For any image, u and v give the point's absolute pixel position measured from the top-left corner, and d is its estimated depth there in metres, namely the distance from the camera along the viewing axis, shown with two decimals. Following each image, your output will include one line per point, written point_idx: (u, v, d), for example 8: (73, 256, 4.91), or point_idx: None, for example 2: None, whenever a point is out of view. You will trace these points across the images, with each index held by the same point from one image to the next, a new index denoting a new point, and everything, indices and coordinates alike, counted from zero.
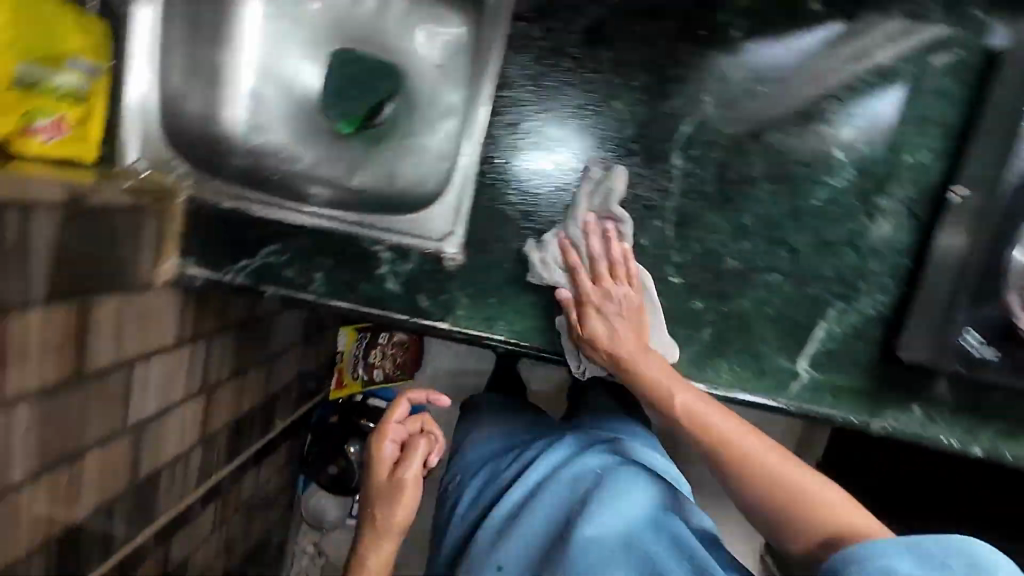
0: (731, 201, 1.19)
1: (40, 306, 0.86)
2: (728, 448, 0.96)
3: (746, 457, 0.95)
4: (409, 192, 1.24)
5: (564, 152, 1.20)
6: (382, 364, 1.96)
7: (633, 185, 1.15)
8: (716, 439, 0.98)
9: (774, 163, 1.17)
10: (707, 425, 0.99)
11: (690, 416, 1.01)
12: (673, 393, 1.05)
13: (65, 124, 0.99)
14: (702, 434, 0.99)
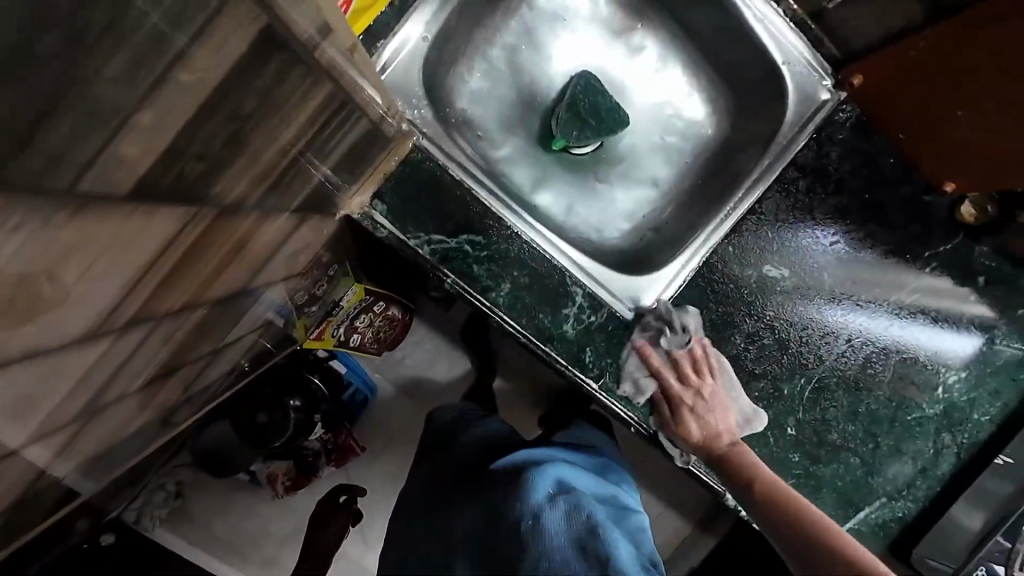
0: (907, 404, 0.90)
1: (230, 204, 0.38)
2: (832, 545, 0.64)
3: (825, 531, 0.65)
4: (551, 213, 0.94)
5: (652, 253, 0.89)
6: (360, 332, 1.07)
7: (781, 320, 0.84)
8: (822, 543, 0.64)
9: (857, 337, 0.87)
10: (801, 512, 0.68)
11: (816, 530, 0.65)
12: (772, 484, 0.73)
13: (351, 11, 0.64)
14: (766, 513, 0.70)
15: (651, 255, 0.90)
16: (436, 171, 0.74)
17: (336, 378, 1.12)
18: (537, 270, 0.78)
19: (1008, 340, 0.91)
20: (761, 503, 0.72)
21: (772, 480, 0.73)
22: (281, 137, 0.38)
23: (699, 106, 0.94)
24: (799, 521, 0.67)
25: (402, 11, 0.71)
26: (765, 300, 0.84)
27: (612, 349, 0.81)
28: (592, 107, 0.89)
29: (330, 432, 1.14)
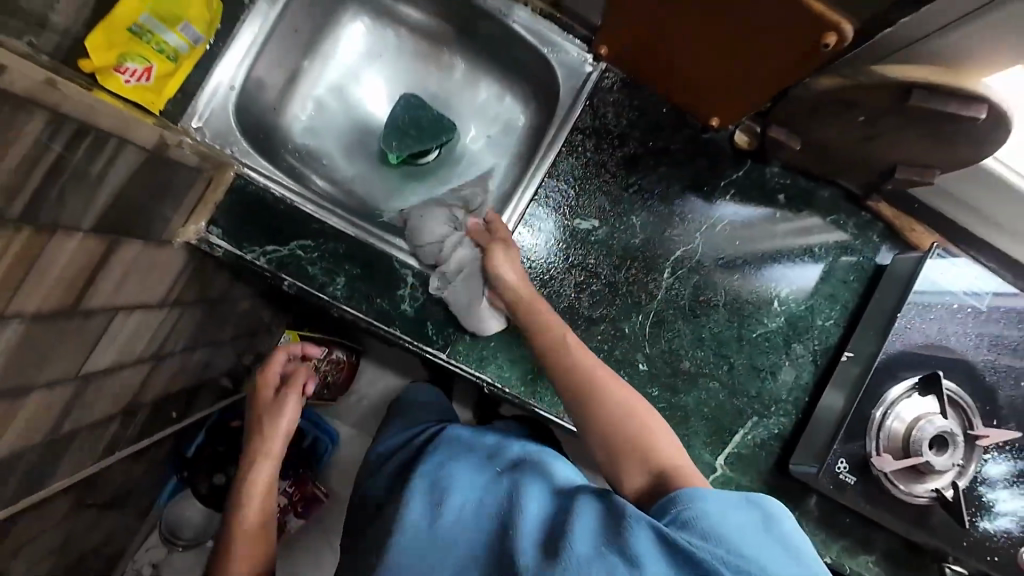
0: (750, 322, 0.96)
1: None
2: (622, 431, 0.68)
3: (652, 443, 0.66)
4: None
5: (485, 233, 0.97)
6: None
7: (603, 266, 0.92)
8: (629, 442, 0.67)
9: (683, 269, 0.95)
10: (621, 400, 0.70)
11: (614, 402, 0.70)
12: (595, 385, 0.72)
13: (153, 80, 0.77)
14: (587, 414, 0.71)
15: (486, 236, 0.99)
16: (260, 194, 0.86)
17: (292, 427, 1.27)
18: (369, 263, 0.88)
19: (845, 254, 0.98)
20: (586, 385, 0.73)
21: (576, 368, 0.74)
22: (15, 155, 0.49)
23: (512, 104, 1.07)
24: (596, 408, 0.70)
25: (206, 69, 0.85)
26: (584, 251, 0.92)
27: (451, 319, 0.89)
28: (411, 121, 1.02)
29: (292, 485, 1.26)
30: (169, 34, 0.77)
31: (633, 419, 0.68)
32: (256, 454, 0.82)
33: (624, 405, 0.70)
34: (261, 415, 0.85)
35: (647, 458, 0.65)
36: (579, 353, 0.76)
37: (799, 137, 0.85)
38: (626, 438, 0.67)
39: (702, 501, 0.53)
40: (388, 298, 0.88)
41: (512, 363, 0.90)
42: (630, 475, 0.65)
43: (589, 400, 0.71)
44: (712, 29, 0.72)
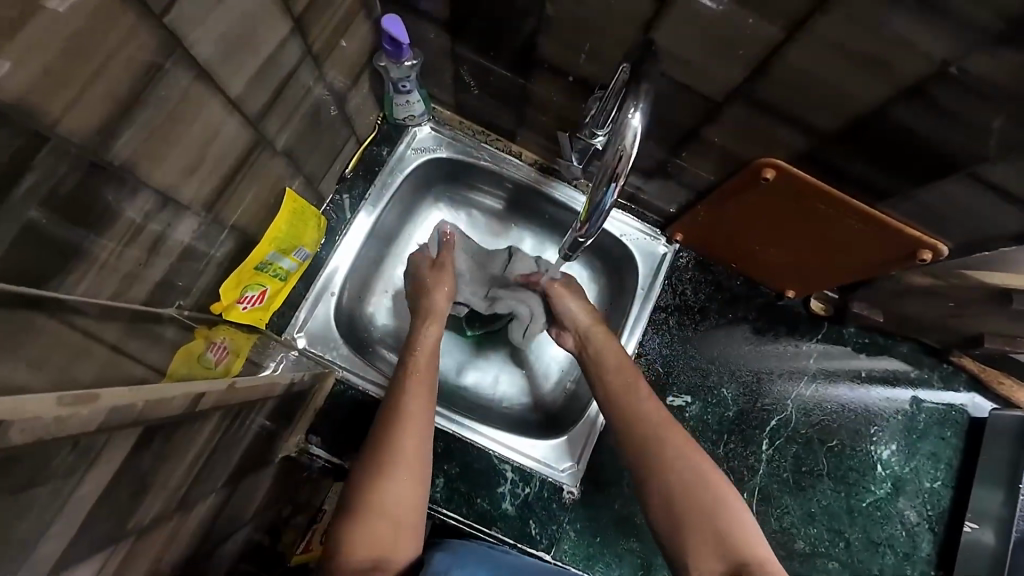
0: (857, 489, 0.92)
1: (150, 524, 0.47)
2: (699, 509, 0.66)
3: (731, 527, 0.64)
4: (480, 389, 1.05)
5: (575, 411, 0.96)
6: None
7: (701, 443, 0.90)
8: (706, 522, 0.65)
9: (780, 439, 0.92)
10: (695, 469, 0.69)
11: (686, 474, 0.68)
12: (665, 443, 0.72)
13: (264, 301, 0.81)
14: (661, 475, 0.69)
15: (572, 409, 0.99)
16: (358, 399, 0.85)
17: None
18: (469, 460, 0.85)
19: (926, 397, 0.97)
20: (663, 450, 0.71)
21: (652, 428, 0.73)
22: (187, 459, 0.48)
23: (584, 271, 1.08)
24: (676, 475, 0.69)
25: (306, 277, 0.89)
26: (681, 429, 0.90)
27: (553, 514, 0.85)
28: None
29: None
30: (285, 259, 0.81)
31: (707, 493, 0.66)
32: (395, 460, 0.67)
33: (709, 487, 0.67)
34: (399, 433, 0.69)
35: (726, 549, 0.63)
36: (653, 412, 0.75)
37: (883, 309, 0.87)
38: (704, 524, 0.65)
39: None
40: (488, 497, 0.84)
41: (619, 561, 0.84)
42: (704, 560, 0.64)
43: (669, 455, 0.70)
44: (789, 239, 0.78)
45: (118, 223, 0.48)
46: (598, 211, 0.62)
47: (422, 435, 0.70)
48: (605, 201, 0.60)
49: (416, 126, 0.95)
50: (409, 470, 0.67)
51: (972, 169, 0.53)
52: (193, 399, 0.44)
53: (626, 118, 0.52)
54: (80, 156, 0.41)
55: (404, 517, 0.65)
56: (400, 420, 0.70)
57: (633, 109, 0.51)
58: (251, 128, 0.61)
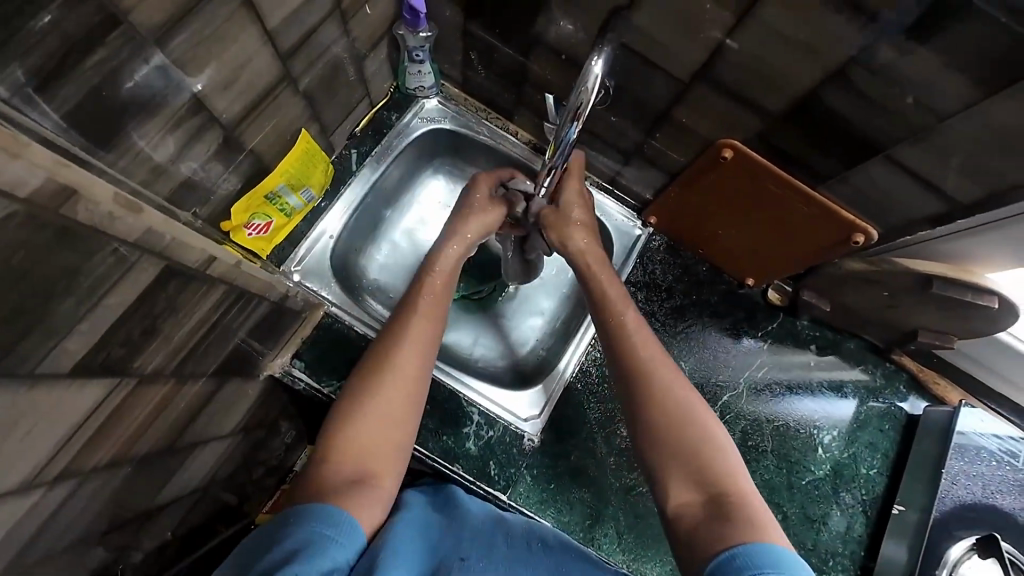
0: (798, 468, 0.99)
1: (151, 372, 0.54)
2: (687, 444, 0.70)
3: (719, 468, 0.68)
4: (459, 347, 1.12)
5: (545, 372, 1.04)
6: None
7: None
8: (692, 458, 0.69)
9: (731, 415, 0.99)
10: (687, 409, 0.72)
11: (689, 418, 0.72)
12: (672, 385, 0.75)
13: (269, 232, 0.88)
14: (652, 409, 0.73)
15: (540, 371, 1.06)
16: (343, 333, 0.92)
17: None
18: (439, 400, 0.92)
19: (870, 393, 1.05)
20: (658, 390, 0.74)
21: (650, 366, 0.76)
22: (191, 322, 0.55)
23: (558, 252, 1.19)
24: (667, 412, 0.72)
25: (308, 219, 0.96)
26: None
27: (513, 458, 0.91)
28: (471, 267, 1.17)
29: None
30: (292, 197, 0.89)
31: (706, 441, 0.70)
32: (393, 376, 0.70)
33: (699, 428, 0.71)
34: (401, 353, 0.72)
35: (705, 483, 0.67)
36: (654, 353, 0.78)
37: (829, 299, 0.95)
38: (689, 458, 0.69)
39: (763, 554, 0.56)
40: (453, 436, 0.90)
41: (570, 507, 0.90)
42: (681, 491, 0.68)
43: (664, 393, 0.74)
44: (746, 223, 0.87)
45: (160, 114, 0.57)
46: (563, 148, 0.64)
47: (420, 358, 0.73)
48: (569, 139, 0.62)
49: (425, 98, 1.05)
50: (403, 381, 0.71)
51: (888, 152, 0.63)
52: (205, 259, 0.51)
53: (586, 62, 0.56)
54: (142, 44, 0.50)
55: (391, 431, 0.68)
56: (399, 339, 0.74)
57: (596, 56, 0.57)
58: (281, 62, 0.70)
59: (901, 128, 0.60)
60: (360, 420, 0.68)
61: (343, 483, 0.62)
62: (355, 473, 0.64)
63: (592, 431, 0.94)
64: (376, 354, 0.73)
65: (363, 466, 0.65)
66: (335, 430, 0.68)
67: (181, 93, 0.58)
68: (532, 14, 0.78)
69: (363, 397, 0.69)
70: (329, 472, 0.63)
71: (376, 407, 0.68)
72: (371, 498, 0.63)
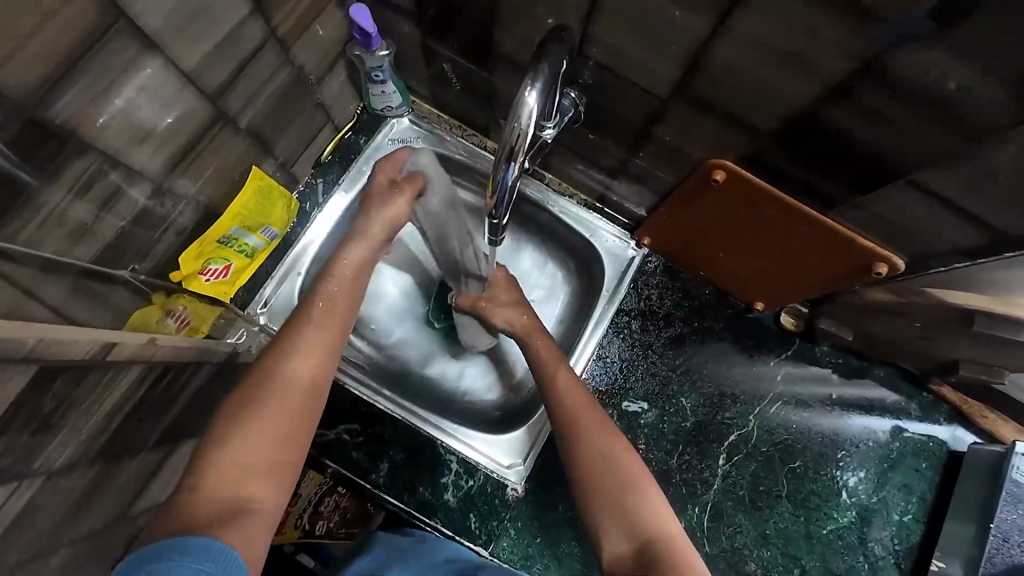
0: (818, 515, 0.88)
1: (62, 465, 0.49)
2: (623, 496, 0.62)
3: (645, 520, 0.60)
4: (442, 381, 1.03)
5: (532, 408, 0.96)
6: (323, 518, 0.97)
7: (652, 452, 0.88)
8: (623, 510, 0.61)
9: (741, 456, 0.89)
10: (620, 465, 0.64)
11: (618, 465, 0.64)
12: (596, 434, 0.68)
13: (230, 275, 0.82)
14: (579, 461, 0.66)
15: (527, 406, 0.98)
16: None
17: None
18: (414, 447, 0.86)
19: (904, 424, 0.93)
20: (601, 459, 0.65)
21: (571, 424, 0.69)
22: (105, 407, 0.50)
23: (554, 271, 1.03)
24: (591, 470, 0.65)
25: (273, 255, 0.91)
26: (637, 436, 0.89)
27: (496, 510, 0.84)
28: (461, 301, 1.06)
29: None
30: (251, 236, 0.83)
31: (634, 490, 0.62)
32: (281, 388, 0.58)
33: (621, 478, 0.64)
34: (296, 363, 0.60)
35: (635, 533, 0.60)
36: (586, 417, 0.69)
37: (850, 328, 0.84)
38: (619, 509, 0.62)
39: None
40: (431, 486, 0.84)
41: (559, 562, 0.83)
42: (614, 538, 0.61)
43: (596, 450, 0.66)
44: (747, 247, 0.76)
45: (68, 173, 0.52)
46: (503, 190, 0.55)
47: (323, 366, 0.61)
48: (509, 179, 0.53)
49: (395, 118, 0.97)
50: (301, 377, 0.59)
51: (912, 177, 0.52)
52: (103, 347, 0.46)
53: (519, 92, 0.48)
54: (20, 108, 0.45)
55: (290, 439, 0.56)
56: (291, 346, 0.61)
57: (532, 83, 0.48)
58: (210, 101, 0.64)
59: (923, 149, 0.49)
60: (241, 438, 0.53)
61: (218, 510, 0.49)
62: (235, 498, 0.51)
63: (583, 477, 0.87)
64: (266, 359, 0.60)
65: (245, 487, 0.52)
66: (204, 452, 0.53)
67: (88, 151, 0.53)
68: (490, 29, 0.69)
69: (254, 405, 0.56)
70: (199, 498, 0.50)
71: (263, 406, 0.56)
72: (256, 520, 0.50)
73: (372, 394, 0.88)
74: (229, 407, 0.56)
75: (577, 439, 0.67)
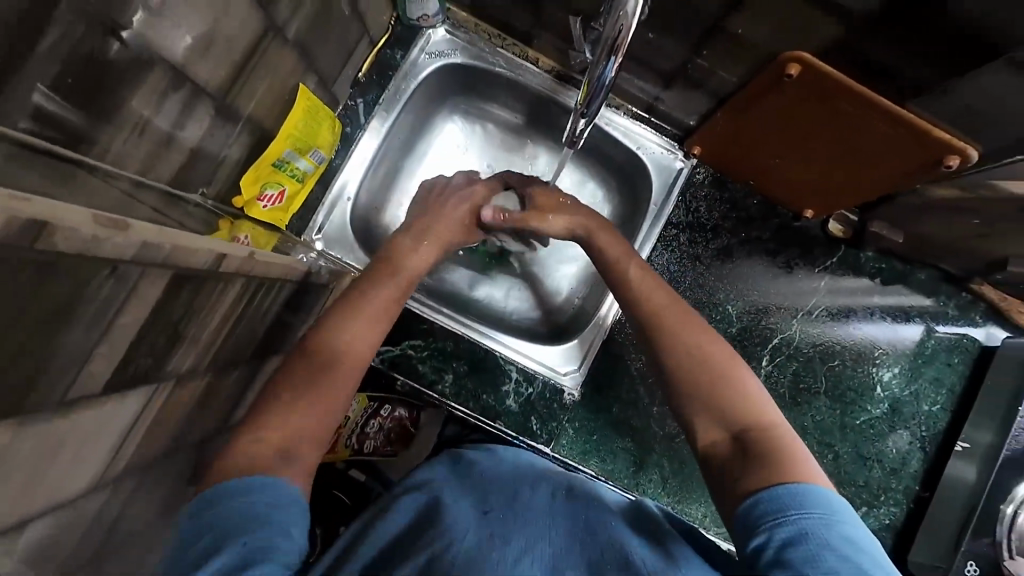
0: (853, 408, 0.94)
1: (188, 371, 0.53)
2: (715, 389, 0.64)
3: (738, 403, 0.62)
4: (492, 301, 1.05)
5: (580, 317, 1.00)
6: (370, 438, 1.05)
7: None
8: (711, 392, 0.64)
9: (783, 357, 0.94)
10: (710, 371, 0.65)
11: (692, 352, 0.67)
12: (678, 332, 0.69)
13: (284, 201, 0.83)
14: (669, 353, 0.68)
15: (574, 318, 1.02)
16: None
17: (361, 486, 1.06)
18: (474, 361, 0.91)
19: (939, 325, 0.96)
20: (695, 360, 0.66)
21: (658, 320, 0.71)
22: (217, 317, 0.54)
23: (596, 189, 1.03)
24: (677, 363, 0.67)
25: (321, 181, 0.91)
26: None
27: (555, 412, 0.91)
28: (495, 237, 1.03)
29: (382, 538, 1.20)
30: (301, 160, 0.82)
31: (718, 374, 0.64)
32: (360, 303, 0.68)
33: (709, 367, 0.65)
34: (345, 341, 0.63)
35: (729, 423, 0.61)
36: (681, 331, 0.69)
37: (900, 229, 0.85)
38: (717, 405, 0.63)
39: (802, 495, 0.50)
40: (493, 394, 0.90)
41: (614, 455, 0.90)
42: (707, 429, 0.63)
43: (678, 344, 0.68)
44: (811, 153, 0.76)
45: (142, 89, 0.51)
46: (598, 90, 0.57)
47: (370, 342, 0.65)
48: (605, 77, 0.56)
49: (431, 29, 0.92)
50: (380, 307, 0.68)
51: (1011, 54, 0.52)
52: (217, 258, 0.48)
53: None
54: (97, 14, 0.44)
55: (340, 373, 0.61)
56: (360, 300, 0.68)
57: None
58: (261, 8, 0.61)
59: None
60: (318, 369, 0.60)
61: (270, 447, 0.53)
62: (282, 437, 0.54)
63: (634, 382, 0.93)
64: (343, 306, 0.67)
65: (304, 421, 0.57)
66: (286, 380, 0.59)
67: (157, 65, 0.51)
68: None
69: (333, 328, 0.64)
70: (253, 435, 0.53)
71: (338, 324, 0.64)
72: (304, 462, 0.54)
73: (430, 313, 0.91)
74: (329, 328, 0.64)
75: (671, 331, 0.69)
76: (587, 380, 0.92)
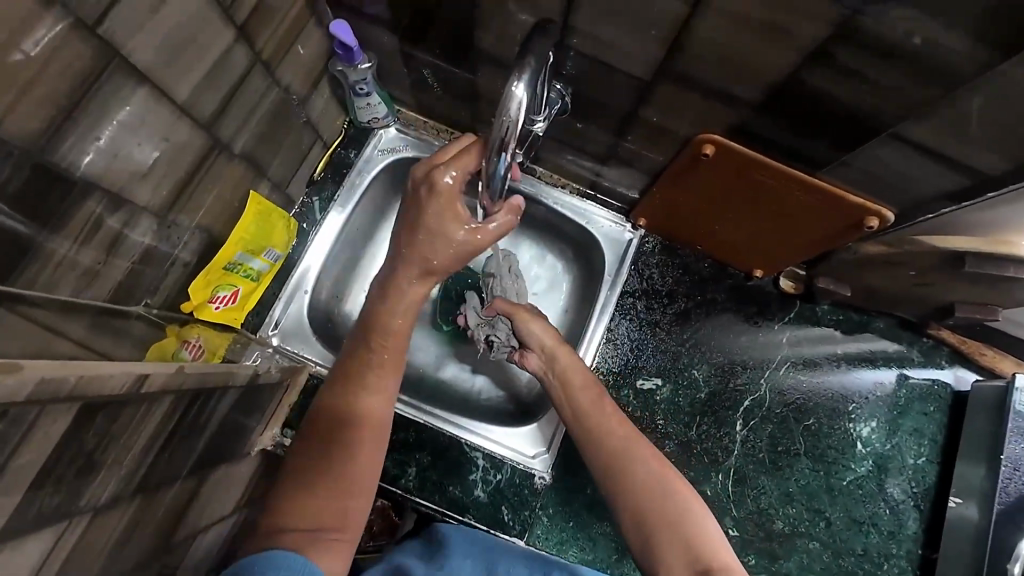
0: (836, 468, 0.91)
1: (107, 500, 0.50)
2: (669, 517, 0.65)
3: (693, 532, 0.64)
4: (458, 383, 1.02)
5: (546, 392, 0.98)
6: None
7: (669, 428, 0.90)
8: (667, 521, 0.65)
9: (758, 420, 0.92)
10: (669, 496, 0.66)
11: (647, 478, 0.68)
12: (631, 454, 0.71)
13: (238, 300, 0.83)
14: (624, 480, 0.69)
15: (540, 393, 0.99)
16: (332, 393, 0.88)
17: None
18: (438, 450, 0.87)
19: (907, 371, 0.96)
20: (648, 487, 0.68)
21: (609, 443, 0.72)
22: (142, 438, 0.52)
23: (554, 262, 1.06)
24: (633, 493, 0.68)
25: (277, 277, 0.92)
26: (655, 411, 0.91)
27: (527, 499, 0.86)
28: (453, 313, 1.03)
29: None
30: (255, 260, 0.84)
31: (673, 500, 0.66)
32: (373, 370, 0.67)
33: (663, 491, 0.67)
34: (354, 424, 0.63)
35: (693, 560, 0.62)
36: (635, 451, 0.71)
37: (847, 283, 0.87)
38: (682, 538, 0.63)
39: None
40: (460, 485, 0.86)
41: (595, 543, 0.85)
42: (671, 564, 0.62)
43: (631, 472, 0.69)
44: (744, 220, 0.79)
45: (76, 217, 0.53)
46: (496, 181, 0.61)
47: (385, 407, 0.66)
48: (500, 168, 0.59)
49: (383, 128, 0.98)
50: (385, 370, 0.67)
51: (894, 130, 0.55)
52: (138, 378, 0.47)
53: (506, 89, 0.53)
54: (26, 157, 0.46)
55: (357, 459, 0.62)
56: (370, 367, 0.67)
57: (517, 80, 0.53)
58: (205, 131, 0.65)
59: (903, 101, 0.52)
60: (329, 452, 0.62)
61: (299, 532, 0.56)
62: (310, 523, 0.57)
63: None
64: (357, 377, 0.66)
65: (324, 508, 0.58)
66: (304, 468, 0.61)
67: (92, 194, 0.53)
68: (468, 29, 0.71)
69: (345, 403, 0.65)
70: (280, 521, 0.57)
71: (351, 397, 0.65)
72: (332, 547, 0.56)
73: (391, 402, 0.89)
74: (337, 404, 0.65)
75: (620, 456, 0.71)
76: (558, 460, 0.88)
